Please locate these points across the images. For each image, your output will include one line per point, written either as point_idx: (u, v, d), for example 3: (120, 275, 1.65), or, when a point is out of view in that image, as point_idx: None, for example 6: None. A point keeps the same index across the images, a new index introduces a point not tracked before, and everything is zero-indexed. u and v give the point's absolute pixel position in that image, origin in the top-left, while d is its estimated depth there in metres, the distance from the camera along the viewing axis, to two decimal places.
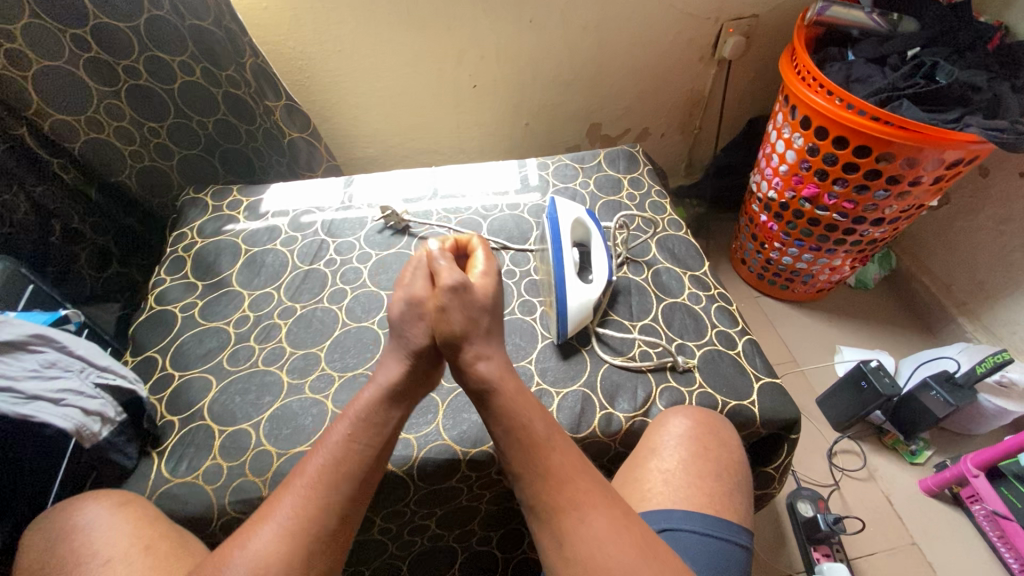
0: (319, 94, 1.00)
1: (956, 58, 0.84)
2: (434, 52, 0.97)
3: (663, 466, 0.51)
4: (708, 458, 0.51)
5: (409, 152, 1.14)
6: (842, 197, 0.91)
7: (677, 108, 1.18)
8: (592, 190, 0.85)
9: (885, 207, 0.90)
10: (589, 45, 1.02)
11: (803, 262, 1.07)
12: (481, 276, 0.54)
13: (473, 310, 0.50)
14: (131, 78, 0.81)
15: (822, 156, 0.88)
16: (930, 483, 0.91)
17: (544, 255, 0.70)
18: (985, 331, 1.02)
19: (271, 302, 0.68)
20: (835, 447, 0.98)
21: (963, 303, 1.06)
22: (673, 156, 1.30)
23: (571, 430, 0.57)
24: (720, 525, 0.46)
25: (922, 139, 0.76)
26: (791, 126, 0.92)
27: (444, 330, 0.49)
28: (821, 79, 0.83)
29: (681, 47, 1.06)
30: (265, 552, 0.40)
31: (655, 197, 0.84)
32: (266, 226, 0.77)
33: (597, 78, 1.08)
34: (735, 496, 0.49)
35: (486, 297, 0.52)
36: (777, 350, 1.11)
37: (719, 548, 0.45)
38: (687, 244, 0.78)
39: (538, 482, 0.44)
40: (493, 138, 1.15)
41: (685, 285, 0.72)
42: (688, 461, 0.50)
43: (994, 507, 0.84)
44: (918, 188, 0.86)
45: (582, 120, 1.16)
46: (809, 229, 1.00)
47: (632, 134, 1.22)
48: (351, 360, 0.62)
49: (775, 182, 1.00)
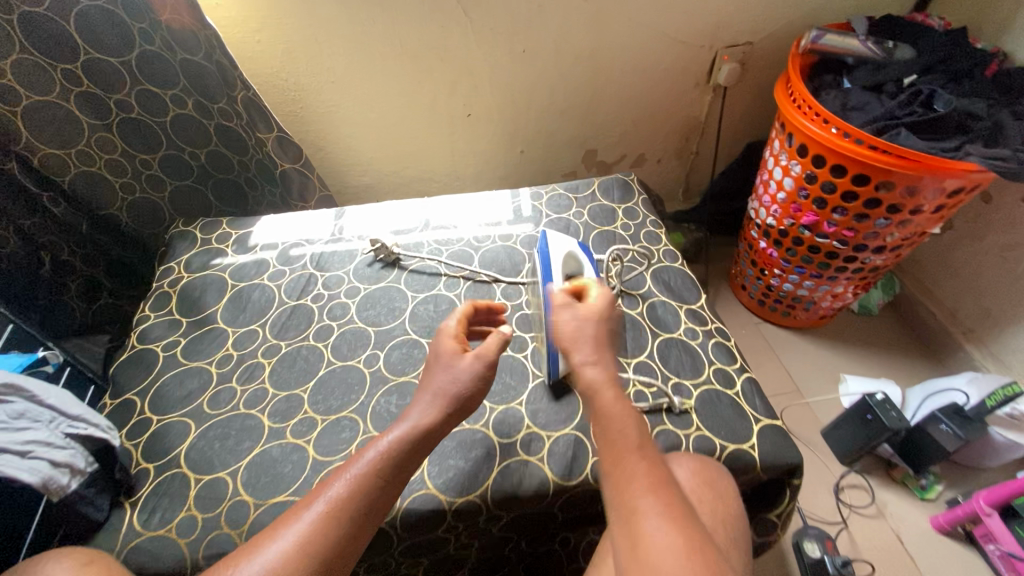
0: (312, 124, 1.00)
1: (954, 86, 0.83)
2: (427, 81, 0.96)
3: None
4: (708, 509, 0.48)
5: (404, 180, 1.14)
6: (842, 225, 0.89)
7: (673, 133, 1.17)
8: (586, 220, 0.84)
9: (886, 235, 0.88)
10: (583, 73, 1.02)
11: (804, 290, 1.05)
12: (598, 295, 0.54)
13: (584, 324, 0.51)
14: (122, 111, 0.80)
15: (820, 184, 0.87)
16: (941, 521, 0.88)
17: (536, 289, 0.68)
18: (994, 359, 0.99)
19: (255, 339, 0.66)
20: (842, 482, 0.95)
21: (970, 330, 1.04)
22: (670, 181, 1.29)
23: (563, 478, 0.54)
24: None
25: (922, 168, 0.75)
26: (788, 153, 0.91)
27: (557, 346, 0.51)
28: (817, 108, 0.82)
29: (676, 74, 1.06)
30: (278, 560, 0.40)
31: (650, 227, 0.83)
32: (254, 260, 0.76)
33: (592, 105, 1.08)
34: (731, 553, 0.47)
35: (602, 312, 0.52)
36: (779, 380, 1.08)
37: None
38: (683, 276, 0.76)
39: (621, 488, 0.42)
40: (488, 166, 1.15)
41: (681, 320, 0.70)
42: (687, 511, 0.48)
43: (1008, 548, 0.80)
44: (919, 216, 0.84)
45: (577, 146, 1.15)
46: (809, 256, 0.98)
47: (627, 160, 1.21)
48: (336, 402, 0.60)
49: (773, 208, 0.99)
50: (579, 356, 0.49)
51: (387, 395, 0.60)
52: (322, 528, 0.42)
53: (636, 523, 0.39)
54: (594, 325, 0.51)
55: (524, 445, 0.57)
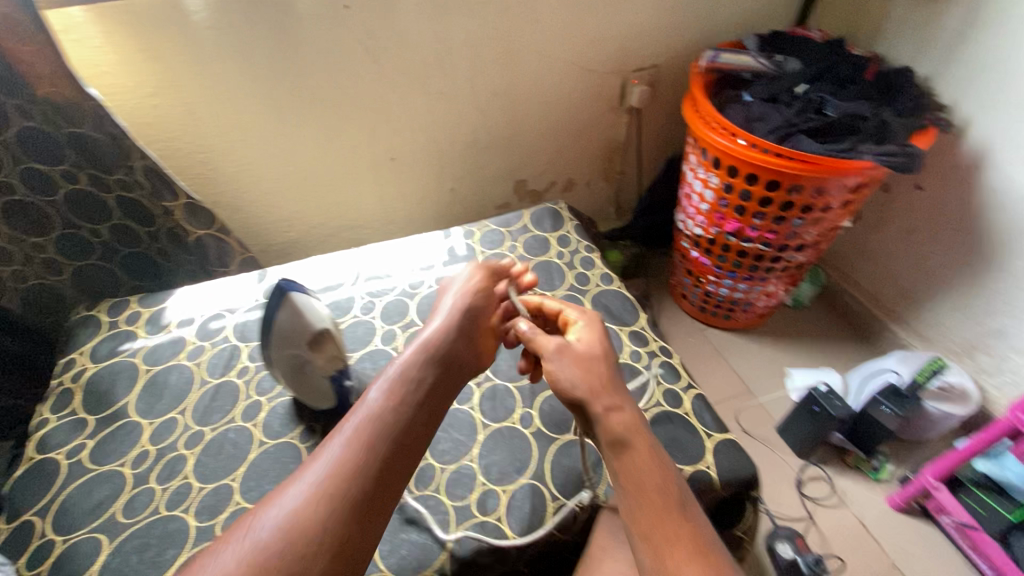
0: (225, 185, 0.95)
1: (840, 90, 0.89)
2: (346, 126, 0.94)
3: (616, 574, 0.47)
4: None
5: (332, 231, 1.10)
6: (763, 229, 0.93)
7: (598, 156, 1.20)
8: (521, 254, 0.83)
9: (804, 234, 0.93)
10: (502, 107, 1.03)
11: (739, 293, 1.08)
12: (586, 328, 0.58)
13: (585, 361, 0.54)
14: (4, 194, 0.71)
15: (737, 193, 0.91)
16: (896, 499, 0.90)
17: None
18: (916, 335, 1.05)
19: (174, 430, 0.61)
20: (803, 476, 0.95)
21: (892, 310, 1.10)
22: (601, 203, 1.31)
23: (523, 533, 0.53)
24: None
25: (822, 170, 0.80)
26: (704, 167, 0.95)
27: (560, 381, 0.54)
28: (723, 123, 0.86)
29: (592, 99, 1.09)
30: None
31: (584, 253, 0.83)
32: (170, 338, 0.70)
33: (515, 136, 1.09)
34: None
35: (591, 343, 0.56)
36: (730, 383, 1.10)
37: None
38: (621, 298, 0.76)
39: None
40: (420, 207, 1.13)
41: (624, 343, 0.70)
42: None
43: (959, 518, 0.82)
44: (830, 213, 0.90)
45: (507, 178, 1.16)
46: (738, 261, 1.02)
47: (557, 186, 1.22)
48: (269, 487, 0.56)
49: (698, 219, 1.02)
50: (602, 405, 0.51)
51: None
52: (309, 510, 0.41)
53: None
54: (596, 359, 0.54)
55: (479, 505, 0.55)
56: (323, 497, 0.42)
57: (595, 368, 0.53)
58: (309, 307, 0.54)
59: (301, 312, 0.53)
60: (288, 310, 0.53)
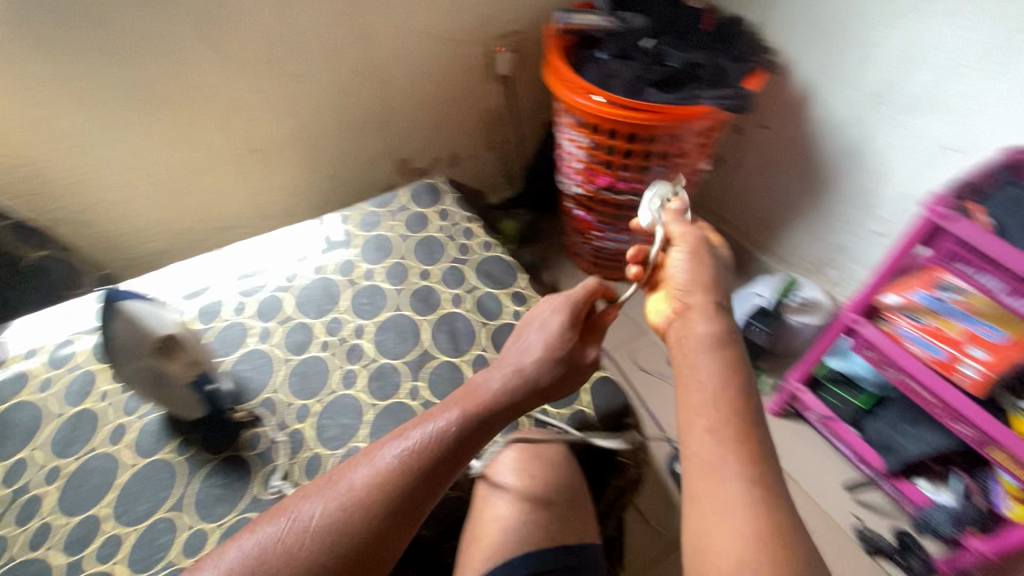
0: (62, 202, 0.85)
1: (680, 42, 0.95)
2: (196, 122, 0.88)
3: (497, 513, 0.59)
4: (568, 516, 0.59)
5: (204, 234, 1.03)
6: (631, 181, 0.99)
7: (476, 126, 1.20)
8: (400, 233, 0.80)
9: (667, 181, 1.00)
10: (366, 86, 1.00)
11: (622, 243, 1.15)
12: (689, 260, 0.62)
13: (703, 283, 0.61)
14: None
15: (603, 149, 0.96)
16: (774, 405, 0.99)
17: (355, 348, 0.67)
18: (777, 260, 1.17)
19: (29, 469, 0.57)
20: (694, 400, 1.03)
21: (756, 241, 1.21)
22: (491, 174, 1.32)
23: None
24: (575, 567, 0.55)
25: (672, 117, 0.86)
26: (571, 128, 0.98)
27: (686, 303, 0.60)
28: (580, 83, 0.89)
29: (459, 70, 1.08)
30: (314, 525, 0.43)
31: (465, 226, 0.82)
32: (11, 375, 0.62)
33: (386, 115, 1.06)
34: (568, 516, 0.59)
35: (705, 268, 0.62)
36: (626, 328, 1.16)
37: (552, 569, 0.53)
38: (500, 261, 0.77)
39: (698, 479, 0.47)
40: (298, 198, 1.09)
41: (505, 304, 0.72)
42: (535, 497, 0.60)
43: (820, 412, 0.92)
44: (687, 158, 0.97)
45: (386, 158, 1.13)
46: (616, 214, 1.08)
47: (441, 162, 1.22)
48: (145, 507, 0.55)
49: (576, 178, 1.06)
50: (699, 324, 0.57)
51: (207, 481, 0.56)
52: (387, 483, 0.45)
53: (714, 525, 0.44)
54: (702, 291, 0.60)
55: None
56: (396, 472, 0.46)
57: (698, 296, 0.59)
58: (146, 311, 0.49)
59: (137, 320, 0.49)
60: (121, 321, 0.48)
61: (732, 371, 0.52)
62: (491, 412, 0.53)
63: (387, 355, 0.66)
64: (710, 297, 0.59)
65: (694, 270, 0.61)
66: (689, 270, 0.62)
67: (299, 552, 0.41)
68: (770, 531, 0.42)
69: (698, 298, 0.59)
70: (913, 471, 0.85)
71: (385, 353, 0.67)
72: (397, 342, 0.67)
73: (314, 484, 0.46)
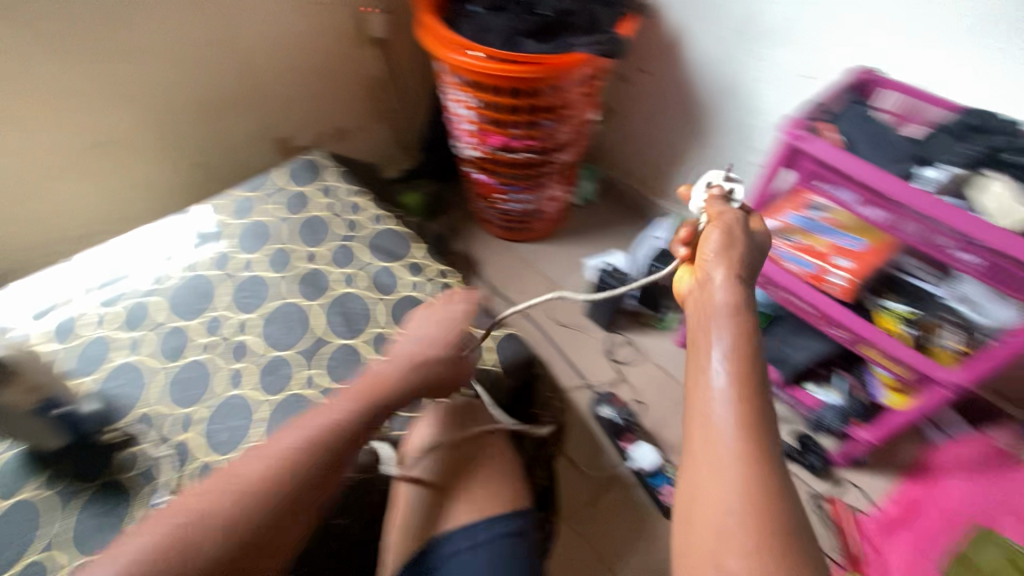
0: None
1: None
2: (19, 119, 0.77)
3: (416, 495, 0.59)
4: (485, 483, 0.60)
5: (60, 246, 0.92)
6: (523, 138, 0.98)
7: (359, 96, 1.14)
8: (279, 216, 0.76)
9: (558, 134, 1.00)
10: (222, 61, 0.91)
11: (527, 203, 1.15)
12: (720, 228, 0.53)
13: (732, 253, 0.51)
14: None
15: (488, 107, 0.93)
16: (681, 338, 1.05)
17: (239, 346, 0.63)
18: (675, 202, 1.22)
19: None
20: (610, 345, 1.07)
21: (654, 186, 1.24)
22: (384, 145, 1.26)
23: None
24: (490, 530, 0.56)
25: (550, 68, 0.85)
26: (454, 88, 0.94)
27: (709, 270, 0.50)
28: (454, 40, 0.86)
29: (327, 35, 1.01)
30: (206, 508, 0.40)
31: (349, 198, 0.79)
32: None
33: (253, 92, 0.98)
34: (489, 489, 0.60)
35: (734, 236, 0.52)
36: (537, 286, 1.18)
37: (482, 548, 0.55)
38: (394, 233, 0.75)
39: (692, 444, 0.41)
40: (168, 193, 0.99)
41: (400, 277, 0.71)
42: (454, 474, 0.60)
43: None
44: (573, 109, 0.97)
45: (263, 139, 1.05)
46: (515, 173, 1.07)
47: (327, 138, 1.15)
48: (11, 551, 0.50)
49: (469, 141, 1.03)
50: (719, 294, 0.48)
51: (84, 510, 0.52)
52: (288, 458, 0.44)
53: (709, 475, 0.38)
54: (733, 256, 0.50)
55: None
56: (295, 448, 0.45)
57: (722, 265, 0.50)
58: None
59: None
60: None
61: (743, 335, 0.44)
62: (396, 388, 0.53)
63: (274, 348, 0.63)
64: (737, 271, 0.49)
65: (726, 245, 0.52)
66: (717, 241, 0.52)
67: (189, 536, 0.38)
68: (752, 483, 0.37)
69: (718, 273, 0.49)
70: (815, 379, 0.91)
71: (272, 346, 0.63)
72: (283, 333, 0.64)
73: (207, 477, 0.43)
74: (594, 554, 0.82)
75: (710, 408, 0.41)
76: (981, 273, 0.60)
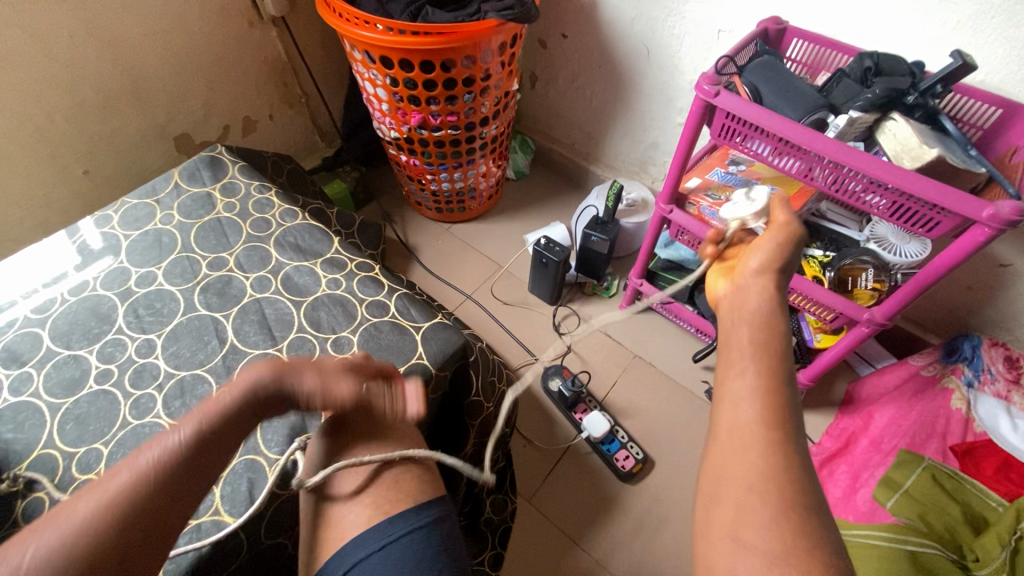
0: None
1: None
2: None
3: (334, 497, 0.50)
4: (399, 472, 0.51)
5: None
6: (443, 113, 0.93)
7: (264, 82, 1.06)
8: (179, 222, 0.69)
9: (479, 107, 0.95)
10: (98, 54, 0.81)
11: (458, 182, 1.10)
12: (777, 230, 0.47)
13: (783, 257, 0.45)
14: None
15: (402, 83, 0.88)
16: (625, 304, 1.05)
17: (143, 368, 0.57)
18: (609, 168, 1.21)
19: None
20: (556, 318, 1.07)
21: (587, 154, 1.23)
22: (301, 134, 1.19)
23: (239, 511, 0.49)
24: (392, 526, 0.46)
25: (460, 37, 0.80)
26: (363, 65, 0.88)
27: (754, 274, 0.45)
28: (355, 13, 0.80)
29: (218, 17, 0.93)
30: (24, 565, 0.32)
31: (257, 195, 0.73)
32: None
33: (140, 85, 0.88)
34: (405, 479, 0.51)
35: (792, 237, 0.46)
36: (479, 266, 1.15)
37: (396, 547, 0.45)
38: (310, 229, 0.69)
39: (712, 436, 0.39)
40: (55, 206, 0.88)
41: (320, 276, 0.64)
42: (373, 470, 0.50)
43: (661, 300, 0.98)
44: (492, 80, 0.92)
45: (160, 137, 0.96)
46: (441, 151, 1.02)
47: (235, 130, 1.06)
48: None
49: (387, 121, 0.97)
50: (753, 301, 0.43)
51: None
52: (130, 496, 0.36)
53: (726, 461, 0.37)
54: (782, 261, 0.45)
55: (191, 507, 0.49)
56: (139, 485, 0.37)
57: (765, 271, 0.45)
58: None
59: None
60: None
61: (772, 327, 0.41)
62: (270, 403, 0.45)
63: (183, 368, 0.57)
64: (780, 280, 0.44)
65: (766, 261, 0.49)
66: (766, 245, 0.46)
67: None
68: (783, 487, 0.34)
69: (759, 281, 0.44)
70: None
71: (181, 365, 0.57)
72: (192, 347, 0.58)
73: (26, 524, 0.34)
74: (553, 527, 0.83)
75: (736, 402, 0.38)
76: (888, 213, 0.62)
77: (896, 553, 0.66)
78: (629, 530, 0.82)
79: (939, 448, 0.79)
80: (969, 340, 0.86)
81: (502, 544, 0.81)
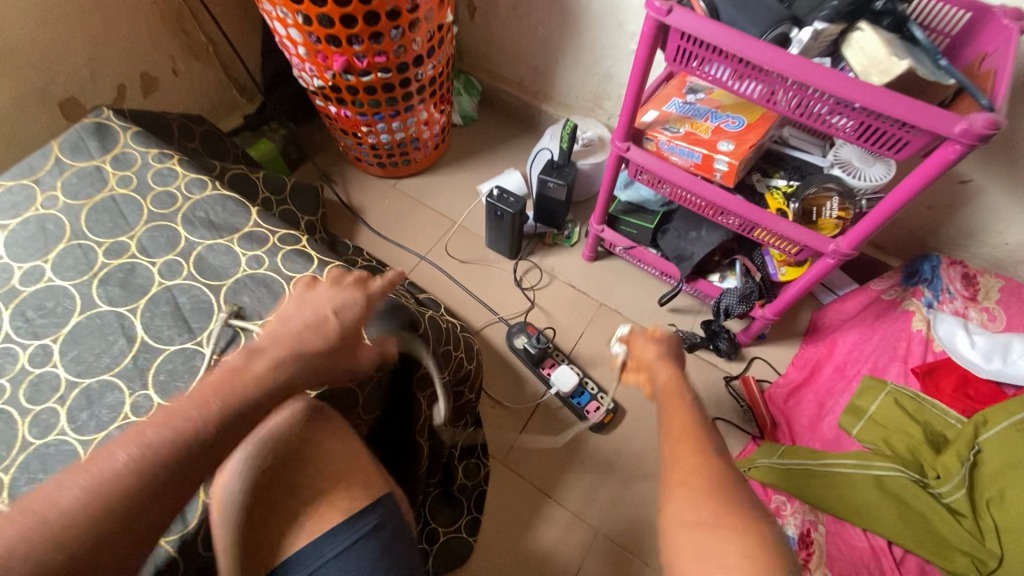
0: None
1: None
2: None
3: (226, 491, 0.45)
4: (332, 472, 0.49)
5: None
6: (370, 54, 0.82)
7: (160, 30, 0.91)
8: (66, 204, 0.60)
9: (411, 44, 0.85)
10: None
11: (398, 132, 1.00)
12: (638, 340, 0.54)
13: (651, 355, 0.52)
14: None
15: (317, 20, 0.76)
16: (587, 251, 1.01)
17: (41, 378, 0.49)
18: (562, 106, 1.12)
19: None
20: (517, 273, 1.02)
21: (538, 91, 1.13)
22: (214, 88, 1.05)
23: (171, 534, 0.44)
24: (337, 536, 0.45)
25: None
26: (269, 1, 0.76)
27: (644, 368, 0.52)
28: None
29: None
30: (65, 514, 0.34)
31: (157, 165, 0.63)
32: None
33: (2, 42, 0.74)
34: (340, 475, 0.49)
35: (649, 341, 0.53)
36: (432, 224, 1.07)
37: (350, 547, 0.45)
38: (223, 200, 0.60)
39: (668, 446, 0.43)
40: None
41: (238, 254, 0.56)
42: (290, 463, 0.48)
43: (623, 245, 0.94)
44: (422, 11, 0.81)
45: (40, 104, 0.82)
46: (374, 99, 0.92)
47: (133, 89, 0.93)
48: None
49: (307, 68, 0.86)
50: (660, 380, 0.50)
51: None
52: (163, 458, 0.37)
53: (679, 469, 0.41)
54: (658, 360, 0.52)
55: None
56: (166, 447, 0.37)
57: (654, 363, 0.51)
58: None
59: None
60: None
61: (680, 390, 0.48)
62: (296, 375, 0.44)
63: (88, 375, 0.49)
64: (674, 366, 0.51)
65: (655, 352, 0.52)
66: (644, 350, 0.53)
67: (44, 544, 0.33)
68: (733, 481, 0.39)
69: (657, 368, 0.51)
70: (726, 270, 0.91)
71: (84, 371, 0.50)
72: (97, 349, 0.51)
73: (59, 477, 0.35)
74: (525, 483, 0.82)
75: None
76: (854, 135, 0.57)
77: (864, 480, 0.68)
78: (604, 479, 0.82)
79: (900, 371, 0.78)
80: (929, 261, 0.85)
81: (478, 508, 0.79)
